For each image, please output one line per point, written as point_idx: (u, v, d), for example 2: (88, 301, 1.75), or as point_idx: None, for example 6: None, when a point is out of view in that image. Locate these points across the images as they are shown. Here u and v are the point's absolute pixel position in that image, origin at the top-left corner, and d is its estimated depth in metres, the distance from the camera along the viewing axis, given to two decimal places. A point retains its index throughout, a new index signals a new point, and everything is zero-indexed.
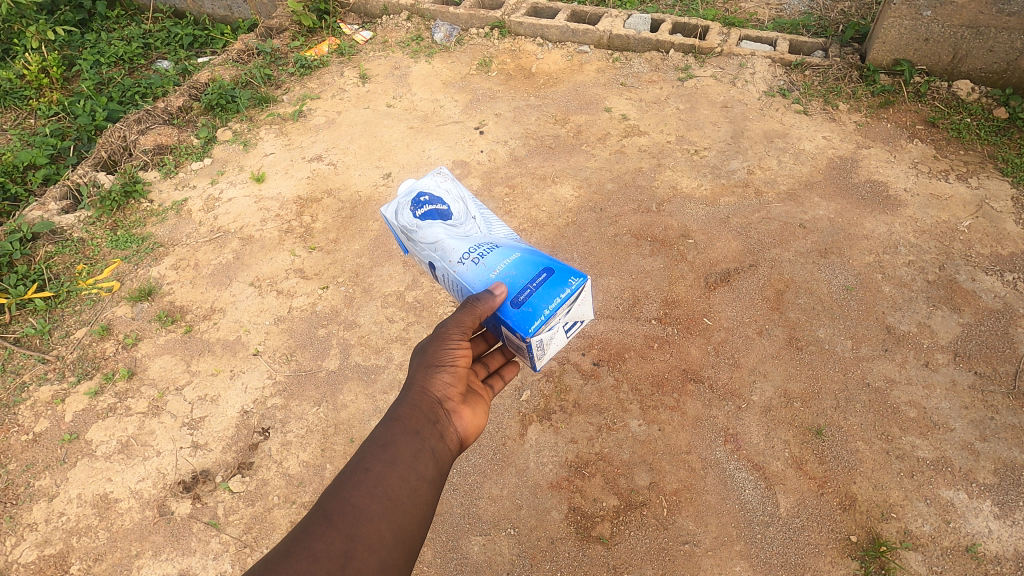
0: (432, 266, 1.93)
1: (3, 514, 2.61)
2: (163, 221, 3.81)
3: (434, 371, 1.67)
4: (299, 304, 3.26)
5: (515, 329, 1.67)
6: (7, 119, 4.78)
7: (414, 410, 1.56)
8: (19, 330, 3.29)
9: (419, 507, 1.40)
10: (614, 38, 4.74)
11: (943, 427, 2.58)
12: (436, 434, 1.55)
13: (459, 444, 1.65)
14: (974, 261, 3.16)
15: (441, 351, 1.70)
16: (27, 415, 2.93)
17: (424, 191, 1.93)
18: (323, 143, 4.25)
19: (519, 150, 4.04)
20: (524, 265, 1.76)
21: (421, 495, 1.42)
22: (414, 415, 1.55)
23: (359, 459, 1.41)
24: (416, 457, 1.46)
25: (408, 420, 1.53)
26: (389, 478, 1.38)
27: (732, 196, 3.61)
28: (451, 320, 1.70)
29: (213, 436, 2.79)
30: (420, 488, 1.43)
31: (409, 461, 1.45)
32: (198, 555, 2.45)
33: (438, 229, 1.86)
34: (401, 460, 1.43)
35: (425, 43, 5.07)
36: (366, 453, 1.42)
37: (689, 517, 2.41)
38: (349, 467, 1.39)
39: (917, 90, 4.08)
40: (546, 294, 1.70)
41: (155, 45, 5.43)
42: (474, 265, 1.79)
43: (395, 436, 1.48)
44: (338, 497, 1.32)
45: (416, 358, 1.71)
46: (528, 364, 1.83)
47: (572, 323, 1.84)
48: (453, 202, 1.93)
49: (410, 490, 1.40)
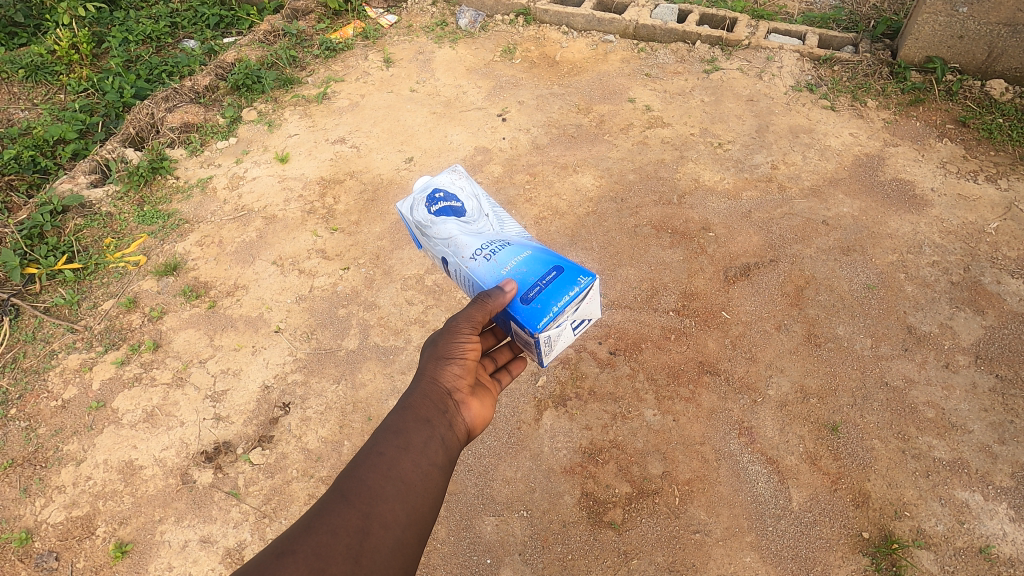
0: (445, 261, 1.94)
1: (33, 476, 2.70)
2: (188, 198, 3.87)
3: (444, 364, 1.68)
4: (320, 284, 3.31)
5: (523, 325, 1.67)
6: (38, 94, 4.86)
7: (424, 400, 1.57)
8: (49, 300, 3.37)
9: (431, 491, 1.41)
10: (640, 27, 4.71)
11: (961, 428, 2.57)
12: (445, 423, 1.56)
13: (467, 434, 1.65)
14: (1000, 264, 3.12)
15: (451, 343, 1.71)
16: (56, 382, 3.01)
17: (437, 190, 1.95)
18: (346, 125, 4.28)
19: (541, 138, 4.04)
20: (535, 263, 1.78)
21: (434, 480, 1.43)
22: (424, 404, 1.56)
23: (372, 444, 1.43)
24: (428, 443, 1.47)
25: (419, 409, 1.55)
26: (402, 462, 1.40)
27: (755, 191, 3.59)
28: (462, 316, 1.71)
29: (235, 409, 2.85)
30: (431, 473, 1.43)
31: (422, 448, 1.46)
32: (219, 523, 2.52)
33: (451, 225, 1.88)
34: (413, 446, 1.44)
35: (449, 29, 5.07)
36: (380, 439, 1.44)
37: (701, 506, 2.44)
38: (364, 451, 1.40)
39: (949, 89, 4.00)
40: (556, 291, 1.72)
41: (182, 24, 5.46)
42: (485, 260, 1.80)
43: (406, 424, 1.49)
44: (355, 478, 1.34)
45: (426, 352, 1.72)
46: (535, 360, 1.82)
47: (580, 320, 1.83)
48: (467, 199, 1.95)
49: (422, 474, 1.41)
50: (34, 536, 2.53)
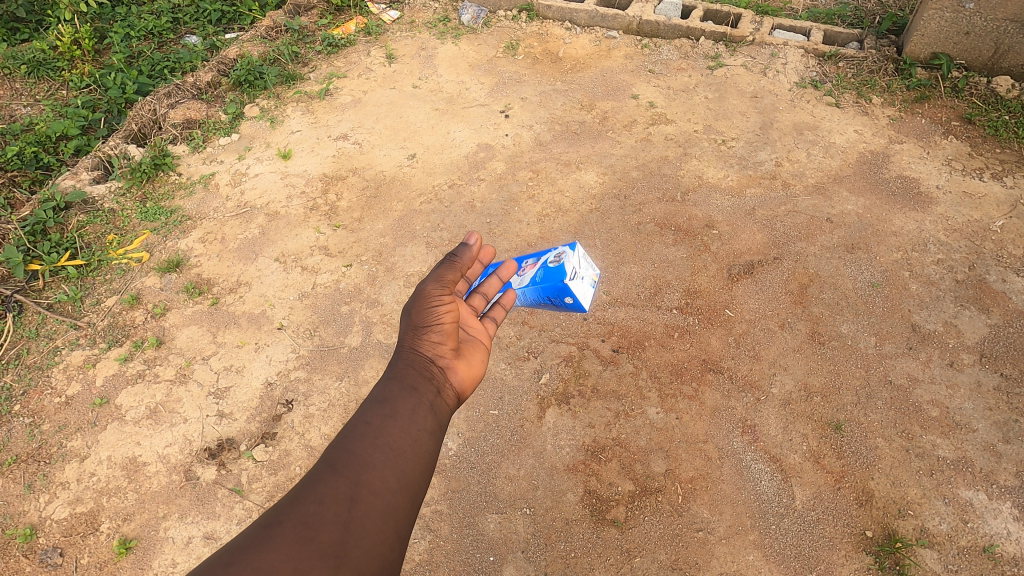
0: None
1: (37, 472, 2.70)
2: (191, 194, 3.87)
3: (428, 332, 1.61)
4: (322, 281, 3.31)
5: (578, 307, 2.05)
6: (40, 90, 4.86)
7: (407, 368, 1.49)
8: (53, 296, 3.37)
9: (424, 456, 1.33)
10: (644, 23, 4.68)
11: (965, 427, 2.56)
12: (433, 389, 1.49)
13: (459, 400, 1.57)
14: (1005, 262, 3.11)
15: (429, 305, 1.60)
16: (60, 378, 3.01)
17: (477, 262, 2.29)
18: (348, 122, 4.27)
19: (544, 135, 4.02)
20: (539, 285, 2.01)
21: (425, 445, 1.35)
22: (409, 372, 1.49)
23: (358, 415, 1.34)
24: (416, 409, 1.40)
25: (404, 377, 1.47)
26: (390, 429, 1.32)
27: (759, 188, 3.57)
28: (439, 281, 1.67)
29: (238, 406, 2.86)
30: (422, 438, 1.35)
31: (410, 414, 1.38)
32: (223, 520, 2.52)
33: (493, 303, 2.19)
34: (401, 412, 1.37)
35: (452, 24, 5.04)
36: (365, 409, 1.36)
37: (704, 505, 2.43)
38: (350, 422, 1.33)
39: (955, 85, 3.98)
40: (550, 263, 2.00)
41: (184, 20, 5.44)
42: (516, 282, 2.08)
43: (392, 392, 1.42)
44: (341, 447, 1.26)
45: (404, 319, 1.62)
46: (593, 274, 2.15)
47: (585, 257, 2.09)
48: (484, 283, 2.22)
49: (413, 440, 1.33)
50: (38, 532, 2.53)
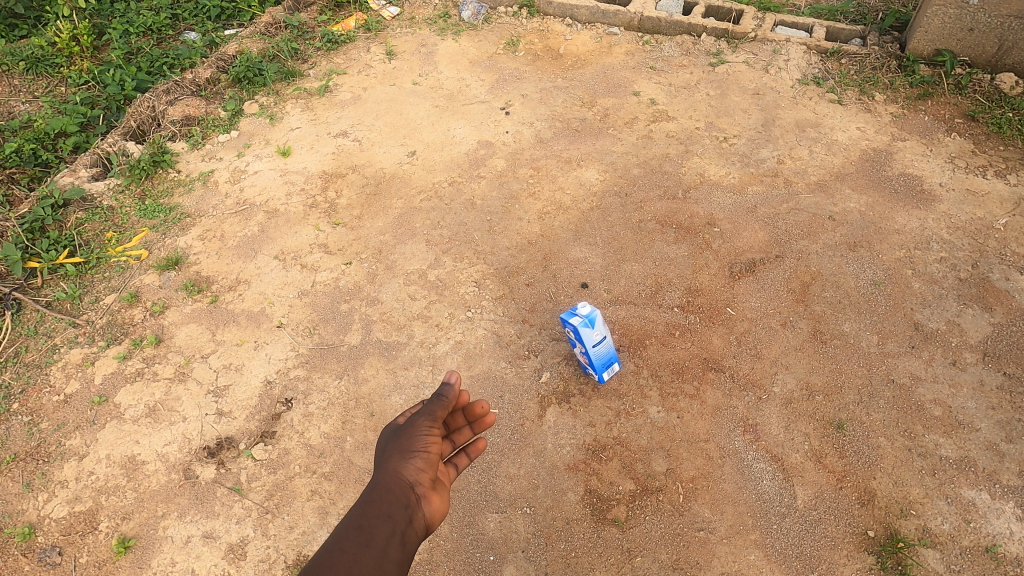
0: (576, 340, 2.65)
1: (36, 470, 2.69)
2: (189, 192, 3.86)
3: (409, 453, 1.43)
4: (322, 279, 3.29)
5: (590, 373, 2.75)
6: (38, 87, 4.84)
7: (383, 493, 1.30)
8: (51, 294, 3.35)
9: None
10: (645, 20, 4.65)
11: (968, 426, 2.55)
12: (409, 520, 1.29)
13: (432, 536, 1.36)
14: (1009, 260, 3.09)
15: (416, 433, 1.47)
16: (58, 376, 3.00)
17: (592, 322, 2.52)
18: (348, 119, 4.25)
19: (545, 132, 4.00)
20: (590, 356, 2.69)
21: None
22: (386, 497, 1.30)
23: (326, 547, 1.17)
24: (390, 543, 1.21)
25: (379, 503, 1.28)
26: (360, 566, 1.14)
27: (761, 185, 3.55)
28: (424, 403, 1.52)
29: (237, 405, 2.84)
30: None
31: (383, 549, 1.19)
32: (222, 519, 2.51)
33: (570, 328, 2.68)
34: (374, 547, 1.18)
35: (452, 21, 5.01)
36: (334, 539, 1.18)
37: (705, 504, 2.42)
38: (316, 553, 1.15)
39: (958, 82, 3.95)
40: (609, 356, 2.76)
41: (183, 16, 5.41)
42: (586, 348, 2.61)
43: (365, 521, 1.23)
44: None
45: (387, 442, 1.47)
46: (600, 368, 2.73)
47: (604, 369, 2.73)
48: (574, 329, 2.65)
49: None
50: (37, 531, 2.52)
